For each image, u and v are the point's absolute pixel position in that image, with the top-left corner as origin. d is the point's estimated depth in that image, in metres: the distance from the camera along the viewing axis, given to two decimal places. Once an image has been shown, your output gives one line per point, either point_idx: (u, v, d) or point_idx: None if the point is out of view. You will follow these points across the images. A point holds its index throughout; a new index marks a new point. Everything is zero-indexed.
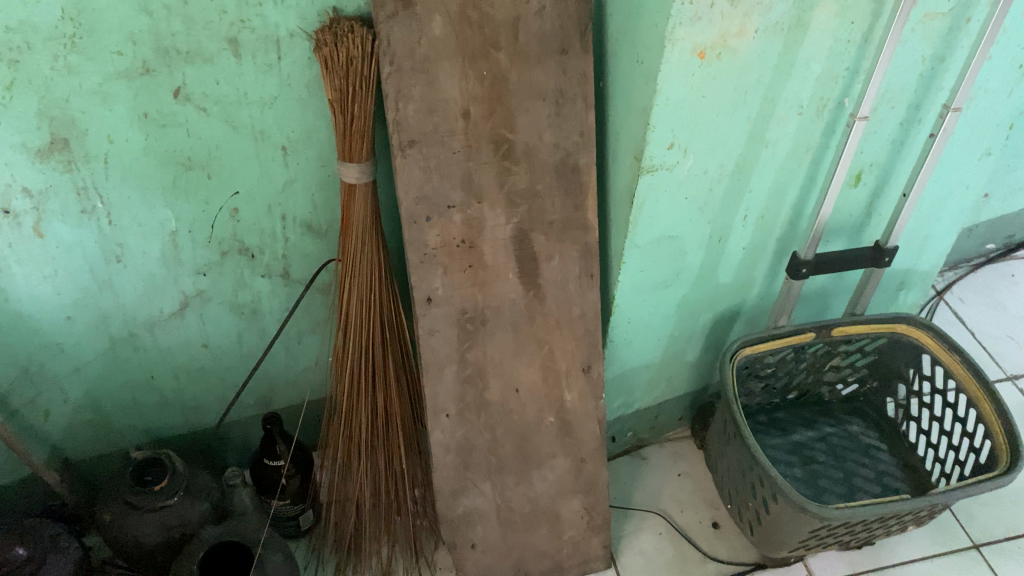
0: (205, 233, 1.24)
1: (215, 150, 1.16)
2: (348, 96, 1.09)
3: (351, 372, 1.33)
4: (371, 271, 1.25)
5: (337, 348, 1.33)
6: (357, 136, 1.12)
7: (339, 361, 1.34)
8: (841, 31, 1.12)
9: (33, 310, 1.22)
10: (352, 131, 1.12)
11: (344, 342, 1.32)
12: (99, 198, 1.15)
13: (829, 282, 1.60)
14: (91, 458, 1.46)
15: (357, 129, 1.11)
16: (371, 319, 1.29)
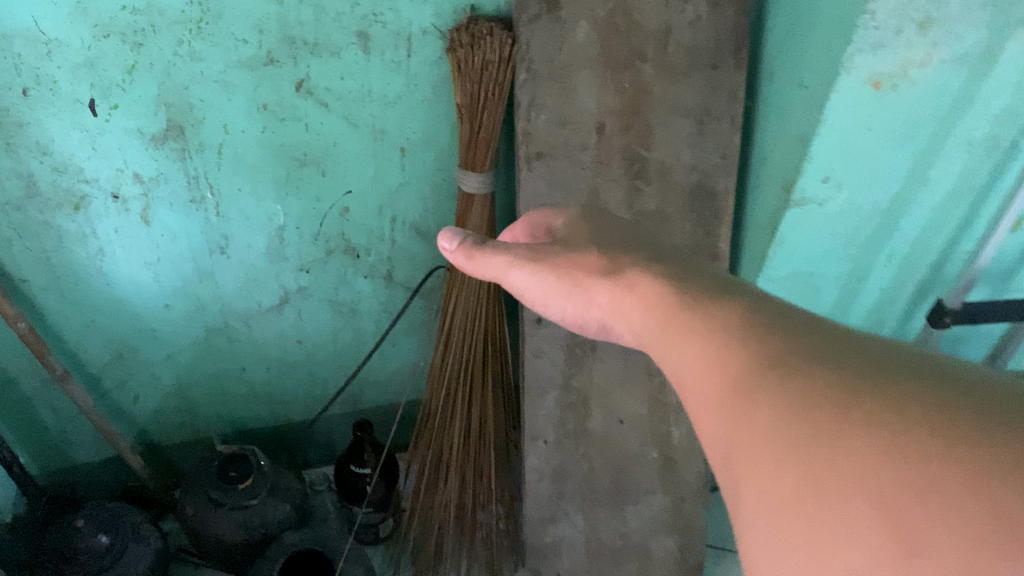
0: (312, 229, 1.19)
1: (333, 147, 1.10)
2: (477, 103, 1.01)
3: (449, 383, 1.27)
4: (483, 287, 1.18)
5: (437, 356, 1.27)
6: (482, 147, 1.05)
7: (438, 371, 1.28)
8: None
9: (133, 295, 1.19)
10: (477, 142, 1.05)
11: (446, 353, 1.26)
12: (209, 187, 1.10)
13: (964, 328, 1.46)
14: (175, 442, 1.44)
15: (483, 137, 1.04)
16: (476, 335, 1.22)
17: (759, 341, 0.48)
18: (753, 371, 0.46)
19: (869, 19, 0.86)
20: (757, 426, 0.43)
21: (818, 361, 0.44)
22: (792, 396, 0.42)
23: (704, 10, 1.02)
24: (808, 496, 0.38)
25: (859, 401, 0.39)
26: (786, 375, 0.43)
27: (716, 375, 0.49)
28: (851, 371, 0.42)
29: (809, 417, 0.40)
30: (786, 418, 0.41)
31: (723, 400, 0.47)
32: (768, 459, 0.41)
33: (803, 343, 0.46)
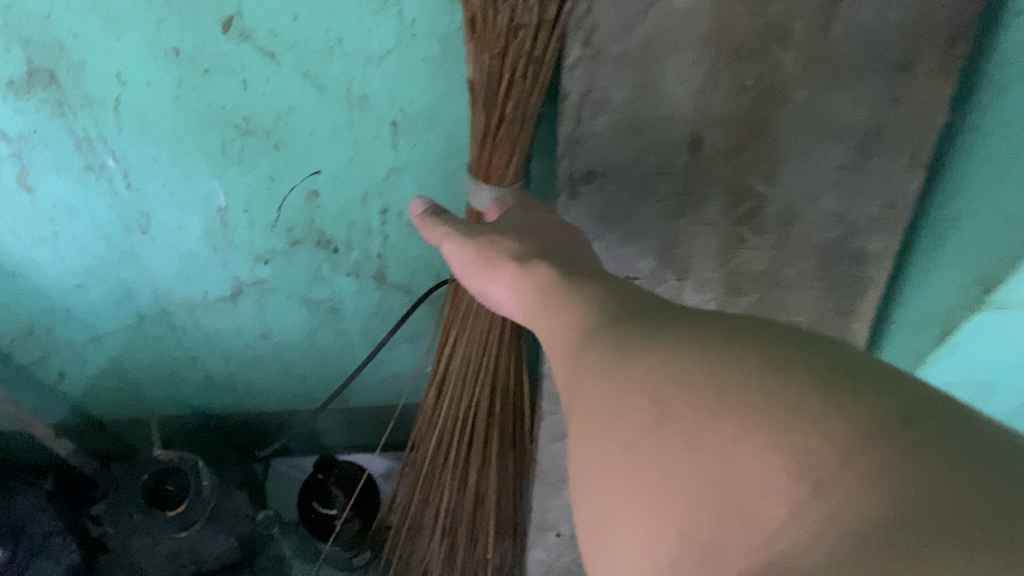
0: (268, 215, 0.84)
1: (288, 114, 0.73)
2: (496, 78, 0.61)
3: (440, 433, 0.94)
4: (490, 328, 0.82)
5: (430, 396, 0.93)
6: (503, 150, 0.64)
7: (429, 417, 0.95)
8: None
9: (31, 273, 0.88)
10: (495, 141, 0.64)
11: (439, 396, 0.92)
12: (111, 153, 0.76)
13: None
14: (120, 420, 1.17)
15: (502, 137, 0.64)
16: (477, 386, 0.87)
17: (616, 311, 0.40)
18: (598, 328, 0.40)
19: None
20: (598, 373, 0.37)
21: (678, 317, 0.38)
22: (642, 346, 0.36)
23: None
24: (637, 438, 0.32)
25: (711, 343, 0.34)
26: (635, 327, 0.38)
27: (573, 323, 0.42)
28: (709, 326, 0.36)
29: (660, 357, 0.34)
30: (626, 353, 0.36)
31: (572, 353, 0.40)
32: (601, 403, 0.35)
33: (660, 309, 0.39)
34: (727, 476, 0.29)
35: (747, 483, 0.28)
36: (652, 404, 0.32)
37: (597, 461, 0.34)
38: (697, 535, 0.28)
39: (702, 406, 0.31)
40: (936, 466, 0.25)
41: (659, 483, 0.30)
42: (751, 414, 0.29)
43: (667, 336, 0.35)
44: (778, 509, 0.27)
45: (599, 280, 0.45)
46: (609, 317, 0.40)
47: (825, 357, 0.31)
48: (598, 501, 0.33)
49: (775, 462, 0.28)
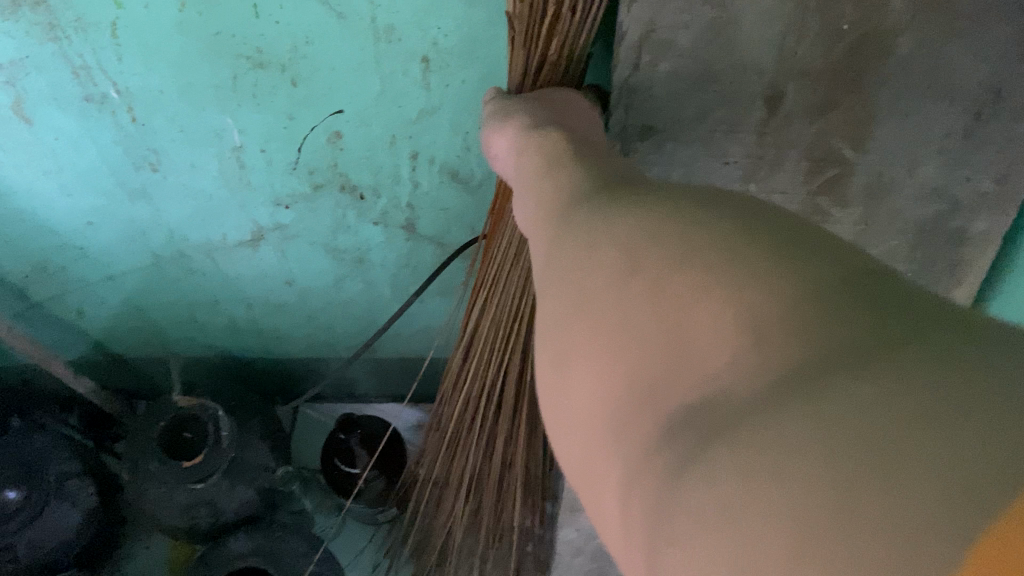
0: (287, 157, 0.76)
1: (306, 45, 0.65)
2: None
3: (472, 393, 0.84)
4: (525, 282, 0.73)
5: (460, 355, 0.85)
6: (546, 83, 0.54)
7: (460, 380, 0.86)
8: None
9: (38, 208, 0.82)
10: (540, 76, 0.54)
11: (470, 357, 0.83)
12: (112, 83, 0.68)
13: None
14: (145, 360, 1.13)
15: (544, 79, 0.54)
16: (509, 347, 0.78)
17: (581, 183, 0.34)
18: (581, 193, 0.33)
19: None
20: (564, 230, 0.31)
21: (653, 184, 0.31)
22: (615, 204, 0.30)
23: None
24: (589, 292, 0.27)
25: (689, 203, 0.28)
26: (618, 191, 0.31)
27: (555, 191, 0.35)
28: (692, 188, 0.29)
29: (622, 217, 0.28)
30: (601, 210, 0.30)
31: (546, 216, 0.34)
32: (560, 262, 0.30)
33: (637, 177, 0.33)
34: (667, 332, 0.24)
35: (702, 343, 0.23)
36: (609, 256, 0.27)
37: (551, 320, 0.29)
38: (636, 386, 0.24)
39: (661, 257, 0.25)
40: (907, 330, 0.20)
41: (599, 338, 0.26)
42: (709, 270, 0.24)
43: (641, 197, 0.29)
44: (714, 370, 0.22)
45: (600, 153, 0.38)
46: (597, 187, 0.32)
47: (809, 233, 0.25)
48: (550, 358, 0.29)
49: (736, 325, 0.22)
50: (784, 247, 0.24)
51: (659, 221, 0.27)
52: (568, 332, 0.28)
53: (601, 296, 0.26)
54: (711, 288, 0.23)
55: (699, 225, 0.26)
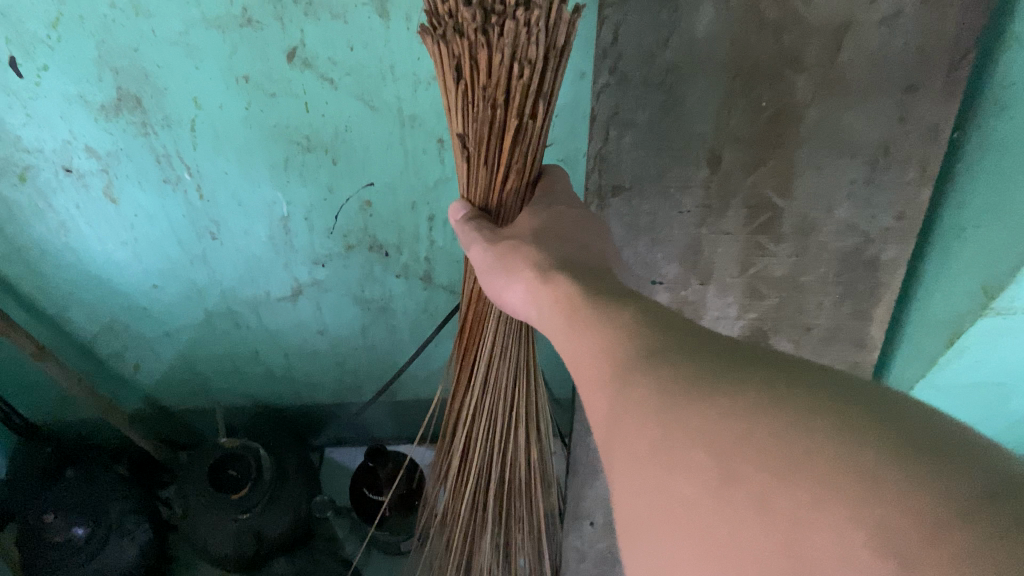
0: (326, 222, 0.92)
1: (345, 132, 0.81)
2: (490, 143, 0.60)
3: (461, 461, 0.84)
4: (516, 362, 0.75)
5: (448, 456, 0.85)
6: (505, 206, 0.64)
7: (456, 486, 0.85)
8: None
9: (113, 274, 0.97)
10: (499, 197, 0.64)
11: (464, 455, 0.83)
12: (186, 168, 0.84)
13: None
14: (190, 411, 1.27)
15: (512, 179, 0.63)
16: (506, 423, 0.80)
17: (620, 347, 0.42)
18: (636, 359, 0.41)
19: None
20: (623, 419, 0.39)
21: (674, 349, 0.40)
22: (666, 398, 0.37)
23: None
24: (684, 495, 0.35)
25: (727, 386, 0.36)
26: (681, 369, 0.38)
27: (608, 353, 0.43)
28: (711, 359, 0.38)
29: (680, 415, 0.36)
30: (653, 403, 0.38)
31: (603, 387, 0.42)
32: (632, 455, 0.38)
33: (658, 338, 0.41)
34: (778, 521, 0.31)
35: (827, 558, 0.29)
36: (693, 457, 0.35)
37: (645, 515, 0.36)
38: None
39: (745, 459, 0.33)
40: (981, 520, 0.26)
41: (713, 531, 0.33)
42: (781, 466, 0.32)
43: (677, 381, 0.38)
44: (833, 559, 0.29)
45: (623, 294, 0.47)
46: (657, 350, 0.40)
47: (859, 405, 0.32)
48: (650, 544, 0.36)
49: (850, 540, 0.29)
50: (829, 417, 0.32)
51: (715, 417, 0.35)
52: (669, 526, 0.35)
53: (699, 500, 0.34)
54: (796, 483, 0.31)
55: (754, 419, 0.34)
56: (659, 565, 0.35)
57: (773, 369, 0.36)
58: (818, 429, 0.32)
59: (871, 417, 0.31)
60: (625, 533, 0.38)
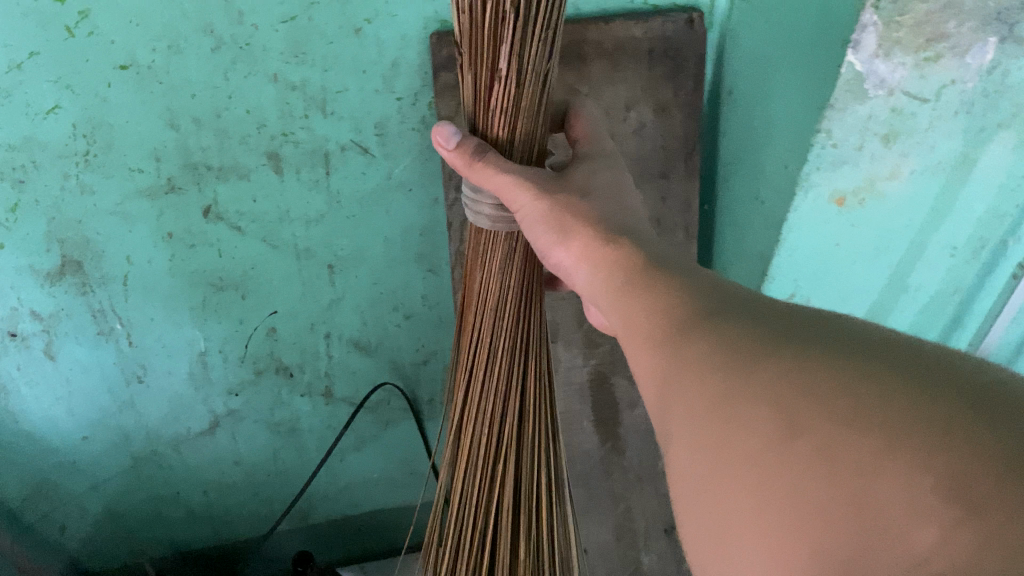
0: (238, 352, 1.09)
1: (251, 270, 1.01)
2: (477, 49, 0.61)
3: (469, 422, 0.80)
4: (511, 314, 0.74)
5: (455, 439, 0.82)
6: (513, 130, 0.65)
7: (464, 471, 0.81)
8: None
9: (47, 430, 1.09)
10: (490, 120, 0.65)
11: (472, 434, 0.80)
12: (118, 318, 1.00)
13: None
14: (111, 567, 1.34)
15: (502, 103, 0.64)
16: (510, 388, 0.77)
17: (687, 319, 0.50)
18: (700, 333, 0.47)
19: (825, 138, 0.78)
20: (690, 378, 0.45)
21: (739, 327, 0.46)
22: (736, 368, 0.43)
23: (649, 115, 0.94)
24: (751, 447, 0.39)
25: (791, 356, 0.42)
26: (749, 340, 0.44)
27: (671, 329, 0.50)
28: (774, 333, 0.44)
29: (750, 376, 0.42)
30: (718, 367, 0.44)
31: (667, 352, 0.49)
32: (699, 411, 0.43)
33: (714, 315, 0.49)
34: (844, 470, 0.35)
35: (888, 500, 0.34)
36: (760, 415, 0.40)
37: (707, 473, 0.41)
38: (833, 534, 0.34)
39: (812, 417, 0.38)
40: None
41: (775, 481, 0.37)
42: (850, 422, 0.36)
43: (743, 354, 0.43)
44: (896, 501, 0.33)
45: (678, 285, 0.54)
46: (719, 324, 0.47)
47: (918, 372, 0.38)
48: (710, 490, 0.40)
49: (910, 485, 0.33)
50: (888, 381, 0.38)
51: (782, 377, 0.40)
52: (732, 481, 0.39)
53: (765, 452, 0.38)
54: (865, 438, 0.36)
55: (822, 381, 0.39)
56: (723, 512, 0.39)
57: (835, 344, 0.42)
58: (884, 395, 0.37)
59: (928, 387, 0.37)
60: (681, 483, 0.43)
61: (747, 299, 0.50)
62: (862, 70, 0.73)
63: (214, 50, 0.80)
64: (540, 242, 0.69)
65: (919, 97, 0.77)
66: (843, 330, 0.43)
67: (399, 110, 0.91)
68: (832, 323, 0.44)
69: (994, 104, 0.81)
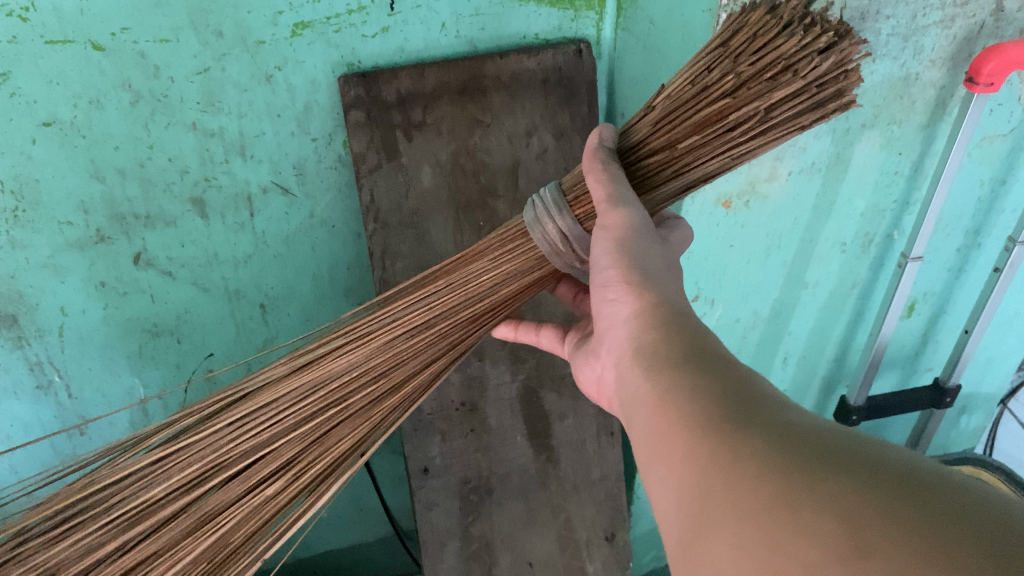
0: (178, 398, 1.13)
1: (185, 314, 1.05)
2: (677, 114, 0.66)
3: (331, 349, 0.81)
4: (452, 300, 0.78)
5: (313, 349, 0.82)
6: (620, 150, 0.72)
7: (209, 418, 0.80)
8: (950, 131, 0.93)
9: None
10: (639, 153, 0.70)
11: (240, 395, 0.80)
12: (56, 371, 1.03)
13: (874, 426, 1.43)
14: None
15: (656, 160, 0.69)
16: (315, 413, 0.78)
17: (726, 403, 0.43)
18: (744, 422, 0.41)
19: None
20: (730, 464, 0.39)
21: (796, 433, 0.40)
22: (791, 468, 0.37)
23: (550, 141, 1.01)
24: (807, 559, 0.33)
25: (859, 476, 0.35)
26: (803, 443, 0.39)
27: (707, 405, 0.44)
28: (838, 445, 0.38)
29: (809, 484, 0.35)
30: (770, 466, 0.37)
31: (699, 429, 0.43)
32: (740, 509, 0.37)
33: (762, 411, 0.42)
34: None
35: None
36: (821, 525, 0.33)
37: None
38: None
39: (884, 537, 0.32)
40: None
41: None
42: (932, 554, 0.30)
43: (796, 455, 0.38)
44: None
45: (714, 360, 0.49)
46: (768, 419, 0.41)
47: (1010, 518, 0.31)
48: None
49: None
50: (968, 520, 0.32)
51: (852, 492, 0.34)
52: None
53: (823, 567, 0.32)
54: (947, 573, 0.29)
55: (898, 504, 0.33)
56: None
57: (906, 470, 0.35)
58: (972, 536, 0.31)
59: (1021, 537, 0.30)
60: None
61: (802, 409, 0.44)
62: None
63: (133, 104, 0.85)
64: (602, 275, 0.64)
65: None
66: (917, 461, 0.37)
67: (315, 150, 0.97)
68: (909, 456, 0.37)
69: (855, 106, 0.89)
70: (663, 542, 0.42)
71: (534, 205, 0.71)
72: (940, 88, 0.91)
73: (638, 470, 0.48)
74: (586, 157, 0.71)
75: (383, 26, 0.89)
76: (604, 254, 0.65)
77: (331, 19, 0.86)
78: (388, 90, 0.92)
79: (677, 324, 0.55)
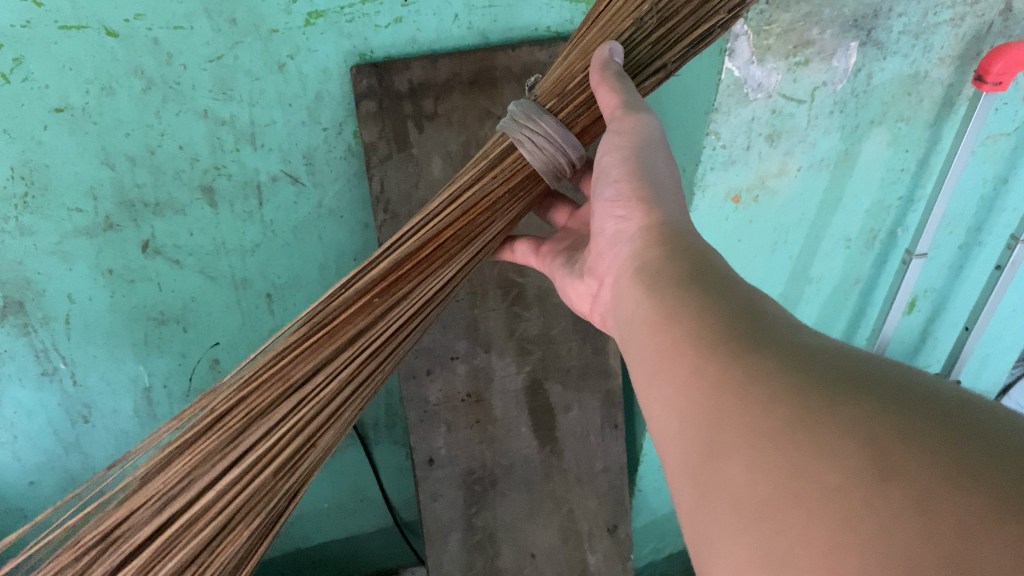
0: (182, 386, 1.13)
1: (191, 302, 1.05)
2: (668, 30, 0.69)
3: (334, 330, 0.72)
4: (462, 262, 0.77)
5: (319, 340, 0.72)
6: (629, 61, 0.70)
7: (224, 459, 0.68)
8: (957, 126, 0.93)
9: None
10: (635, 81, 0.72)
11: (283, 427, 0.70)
12: (61, 358, 1.02)
13: None
14: None
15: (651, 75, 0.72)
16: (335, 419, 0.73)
17: (737, 330, 0.44)
18: (758, 349, 0.41)
19: (714, 139, 0.87)
20: (745, 389, 0.39)
21: (808, 357, 0.40)
22: (807, 395, 0.37)
23: None
24: (826, 483, 0.32)
25: (877, 399, 0.35)
26: (818, 367, 0.39)
27: (718, 331, 0.44)
28: (855, 367, 0.38)
29: (828, 409, 0.35)
30: (785, 393, 0.37)
31: (711, 355, 0.43)
32: (754, 433, 0.37)
33: (773, 335, 0.43)
34: (938, 523, 0.29)
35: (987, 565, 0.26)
36: (842, 449, 0.33)
37: (754, 508, 0.34)
38: None
39: (909, 460, 0.31)
40: None
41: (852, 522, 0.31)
42: (960, 474, 0.30)
43: (814, 380, 0.38)
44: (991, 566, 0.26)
45: (723, 285, 0.48)
46: (782, 344, 0.41)
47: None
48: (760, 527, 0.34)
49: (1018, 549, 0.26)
50: (991, 437, 0.31)
51: (870, 414, 0.34)
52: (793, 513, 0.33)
53: (844, 489, 0.32)
54: (975, 492, 0.29)
55: (921, 425, 0.33)
56: (769, 550, 0.33)
57: (926, 391, 0.35)
58: (999, 455, 0.30)
59: None
60: (716, 511, 0.36)
61: (815, 332, 0.44)
62: (740, 75, 0.82)
63: (145, 90, 0.85)
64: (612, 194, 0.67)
65: (794, 99, 0.86)
66: (937, 381, 0.37)
67: (325, 139, 0.97)
68: (928, 376, 0.37)
69: (864, 103, 0.90)
70: (667, 467, 0.43)
71: (528, 130, 0.70)
72: (948, 86, 0.92)
73: (639, 393, 0.49)
74: (598, 72, 0.68)
75: (396, 16, 0.89)
76: (615, 163, 0.67)
77: (345, 9, 0.86)
78: (400, 80, 0.92)
79: (682, 247, 0.55)
